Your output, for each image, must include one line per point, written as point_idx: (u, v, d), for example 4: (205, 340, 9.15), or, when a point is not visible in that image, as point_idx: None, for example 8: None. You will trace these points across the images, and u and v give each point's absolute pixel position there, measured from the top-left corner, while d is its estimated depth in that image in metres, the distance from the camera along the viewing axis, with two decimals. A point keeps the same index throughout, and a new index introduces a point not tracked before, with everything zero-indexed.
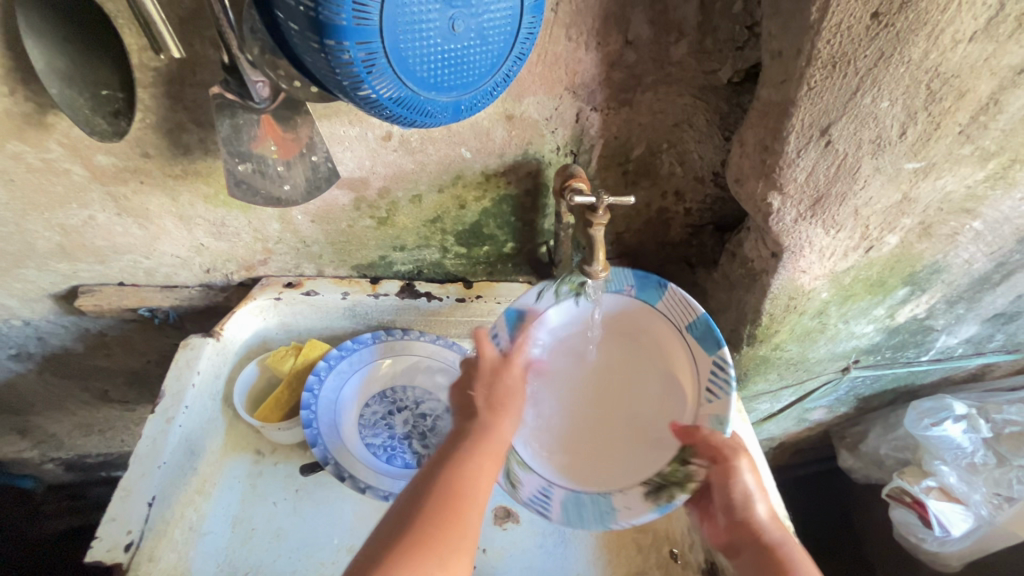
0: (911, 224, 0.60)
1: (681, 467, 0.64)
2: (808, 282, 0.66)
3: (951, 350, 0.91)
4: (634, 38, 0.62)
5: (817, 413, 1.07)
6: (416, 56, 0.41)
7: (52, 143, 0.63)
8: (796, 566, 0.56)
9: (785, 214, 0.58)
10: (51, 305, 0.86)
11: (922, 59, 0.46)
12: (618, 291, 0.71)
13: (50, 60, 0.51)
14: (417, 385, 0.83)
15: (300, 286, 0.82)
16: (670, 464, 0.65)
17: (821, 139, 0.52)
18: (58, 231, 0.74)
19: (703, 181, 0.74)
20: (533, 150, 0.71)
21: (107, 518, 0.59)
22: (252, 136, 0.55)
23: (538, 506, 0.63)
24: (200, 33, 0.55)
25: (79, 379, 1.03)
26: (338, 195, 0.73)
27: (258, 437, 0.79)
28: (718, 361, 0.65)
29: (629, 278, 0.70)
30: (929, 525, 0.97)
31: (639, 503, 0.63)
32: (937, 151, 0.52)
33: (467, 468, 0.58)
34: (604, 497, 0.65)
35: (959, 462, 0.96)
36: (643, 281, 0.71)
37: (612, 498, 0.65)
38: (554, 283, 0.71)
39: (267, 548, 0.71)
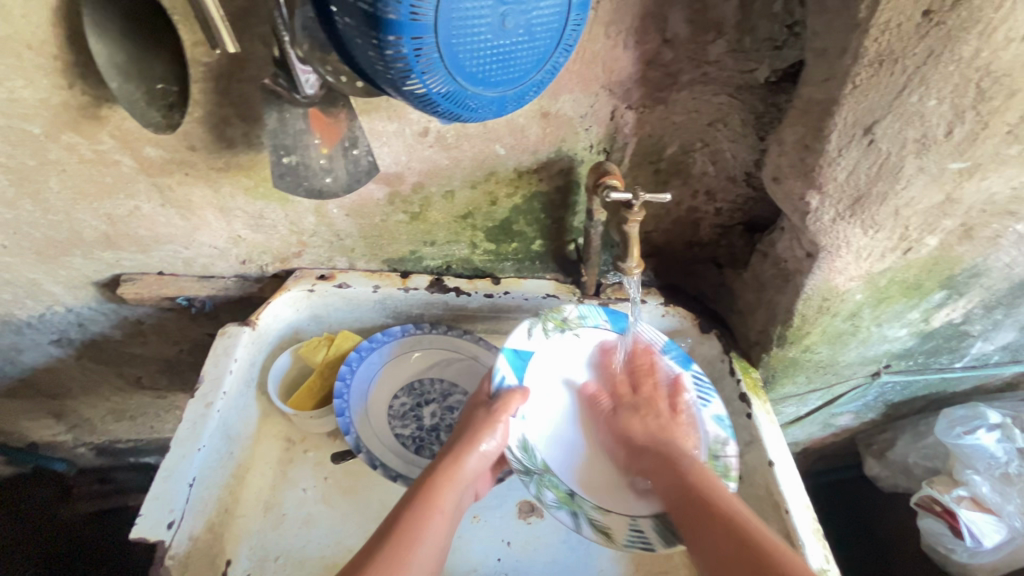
0: (952, 225, 0.60)
1: (717, 461, 0.68)
2: (843, 283, 0.65)
3: (986, 357, 0.89)
4: (672, 37, 0.62)
5: (843, 419, 1.06)
6: (466, 51, 0.42)
7: (104, 135, 0.66)
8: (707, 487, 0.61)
9: (823, 213, 0.58)
10: (94, 292, 0.89)
11: (973, 57, 0.46)
12: (595, 325, 0.77)
13: (110, 54, 0.54)
14: (444, 379, 0.84)
15: (332, 278, 0.83)
16: (708, 463, 0.69)
17: (863, 138, 0.52)
18: (105, 221, 0.77)
19: (735, 181, 0.74)
20: (566, 148, 0.72)
21: (151, 496, 0.61)
22: (298, 129, 0.57)
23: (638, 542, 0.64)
24: (251, 29, 0.57)
25: (115, 366, 1.06)
26: (373, 190, 0.75)
27: (289, 426, 0.81)
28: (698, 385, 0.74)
29: (602, 313, 0.77)
30: (960, 535, 0.96)
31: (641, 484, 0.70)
32: (984, 151, 0.52)
33: (443, 489, 0.62)
34: None
35: (993, 472, 0.93)
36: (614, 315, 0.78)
37: None
38: (540, 319, 0.75)
39: (297, 533, 0.73)
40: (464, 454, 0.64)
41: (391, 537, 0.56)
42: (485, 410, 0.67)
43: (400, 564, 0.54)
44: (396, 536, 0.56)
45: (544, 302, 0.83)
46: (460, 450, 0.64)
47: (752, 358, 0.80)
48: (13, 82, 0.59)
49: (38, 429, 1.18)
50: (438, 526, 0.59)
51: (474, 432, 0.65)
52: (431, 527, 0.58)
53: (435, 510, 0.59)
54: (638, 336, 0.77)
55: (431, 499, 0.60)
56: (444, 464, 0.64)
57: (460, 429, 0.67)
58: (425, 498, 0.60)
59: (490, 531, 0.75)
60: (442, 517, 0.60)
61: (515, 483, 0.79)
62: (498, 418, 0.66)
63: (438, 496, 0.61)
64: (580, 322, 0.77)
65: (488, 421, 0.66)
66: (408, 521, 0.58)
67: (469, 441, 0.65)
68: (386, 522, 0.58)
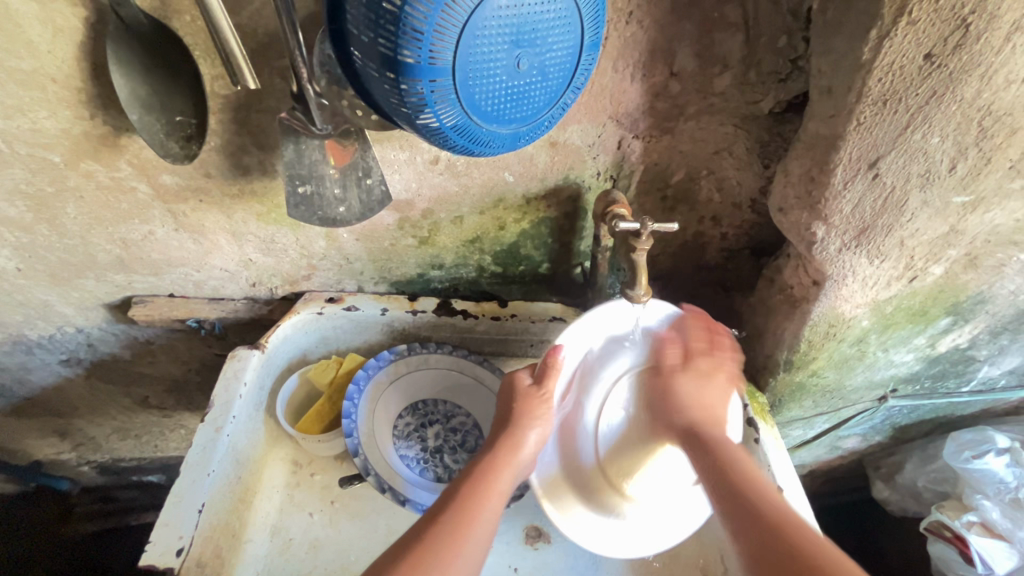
0: (957, 255, 0.60)
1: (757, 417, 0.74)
2: (849, 310, 0.66)
3: (993, 381, 0.89)
4: (679, 70, 0.64)
5: (850, 441, 1.06)
6: (480, 91, 0.43)
7: (122, 163, 0.67)
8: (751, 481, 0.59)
9: (830, 243, 0.59)
10: (104, 313, 0.90)
11: (974, 98, 0.47)
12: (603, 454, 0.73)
13: (132, 88, 0.55)
14: (448, 400, 0.85)
15: (341, 301, 0.83)
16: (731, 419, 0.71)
17: (868, 172, 0.53)
18: (119, 244, 0.78)
19: (740, 207, 0.75)
20: (575, 175, 0.73)
21: (160, 522, 0.61)
22: (314, 160, 0.58)
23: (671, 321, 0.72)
24: (269, 63, 0.58)
25: (122, 385, 1.07)
26: (383, 216, 0.76)
27: (296, 448, 0.81)
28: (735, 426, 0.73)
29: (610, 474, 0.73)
30: (971, 562, 0.94)
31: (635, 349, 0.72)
32: (987, 185, 0.53)
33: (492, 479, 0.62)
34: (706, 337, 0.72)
35: (1002, 496, 0.93)
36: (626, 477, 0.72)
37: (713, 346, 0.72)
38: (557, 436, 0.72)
39: (303, 559, 0.73)
40: (521, 439, 0.65)
41: (447, 516, 0.56)
42: (525, 393, 0.68)
43: (456, 546, 0.54)
44: (465, 502, 0.58)
45: (551, 325, 0.83)
46: (514, 432, 0.66)
47: (759, 383, 0.80)
48: (36, 113, 0.61)
49: (42, 447, 1.17)
50: (493, 506, 0.60)
51: (522, 420, 0.66)
52: (491, 504, 0.59)
53: (491, 492, 0.60)
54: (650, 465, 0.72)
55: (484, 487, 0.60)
56: (497, 447, 0.65)
57: (505, 418, 0.67)
58: (480, 478, 0.61)
59: (498, 557, 0.75)
60: (499, 498, 0.60)
61: (523, 508, 0.79)
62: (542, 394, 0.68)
63: (493, 478, 0.62)
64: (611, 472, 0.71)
65: (534, 404, 0.67)
66: (466, 500, 0.58)
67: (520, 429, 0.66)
68: (436, 505, 0.58)
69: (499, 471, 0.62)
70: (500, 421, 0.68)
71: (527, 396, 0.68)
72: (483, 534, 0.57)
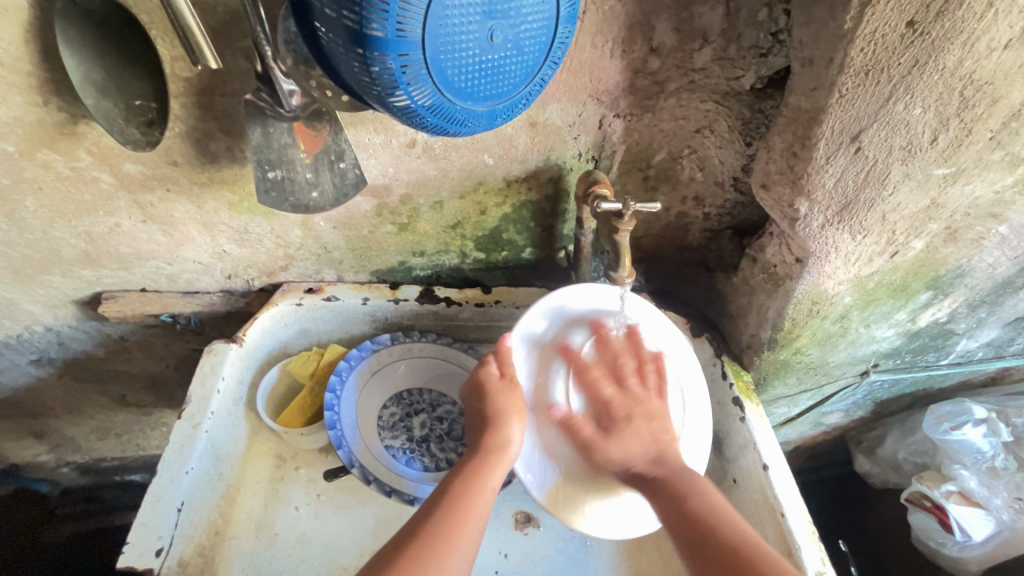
0: (938, 228, 0.60)
1: (744, 379, 0.77)
2: (832, 287, 0.66)
3: (971, 354, 0.90)
4: (659, 45, 0.62)
5: (834, 417, 1.07)
6: (453, 66, 0.41)
7: (82, 151, 0.64)
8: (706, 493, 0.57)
9: (812, 219, 0.59)
10: (74, 311, 0.87)
11: (956, 67, 0.46)
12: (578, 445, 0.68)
13: (85, 72, 0.52)
14: (433, 388, 0.83)
15: (320, 292, 0.81)
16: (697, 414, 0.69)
17: (851, 146, 0.53)
18: (84, 238, 0.75)
19: (723, 185, 0.74)
20: (555, 156, 0.71)
21: (137, 523, 0.59)
22: (283, 144, 0.56)
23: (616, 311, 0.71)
24: (232, 44, 0.56)
25: (98, 384, 1.04)
26: (361, 202, 0.74)
27: (280, 443, 0.80)
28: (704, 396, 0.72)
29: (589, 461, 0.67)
30: (951, 529, 0.97)
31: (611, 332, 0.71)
32: (968, 156, 0.52)
33: (480, 477, 0.61)
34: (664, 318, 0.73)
35: (979, 465, 0.95)
36: None
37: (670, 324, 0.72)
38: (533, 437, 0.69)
39: (291, 553, 0.72)
40: (506, 436, 0.64)
41: (438, 517, 0.57)
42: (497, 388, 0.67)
43: (447, 546, 0.54)
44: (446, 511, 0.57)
45: None
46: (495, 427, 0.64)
47: (743, 362, 0.80)
48: None
49: (18, 450, 1.14)
50: (485, 502, 0.60)
51: (501, 419, 0.65)
52: (483, 501, 0.59)
53: (483, 489, 0.60)
54: None
55: (467, 487, 0.60)
56: (479, 448, 0.64)
57: (482, 420, 0.65)
58: (468, 475, 0.61)
59: (487, 544, 0.75)
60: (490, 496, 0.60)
61: (511, 493, 0.79)
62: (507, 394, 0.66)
63: (484, 476, 0.61)
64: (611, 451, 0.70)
65: (511, 398, 0.66)
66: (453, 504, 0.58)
67: (499, 428, 0.64)
68: (417, 515, 0.58)
69: (491, 469, 0.62)
70: (477, 421, 0.66)
71: (501, 395, 0.66)
72: (476, 530, 0.57)
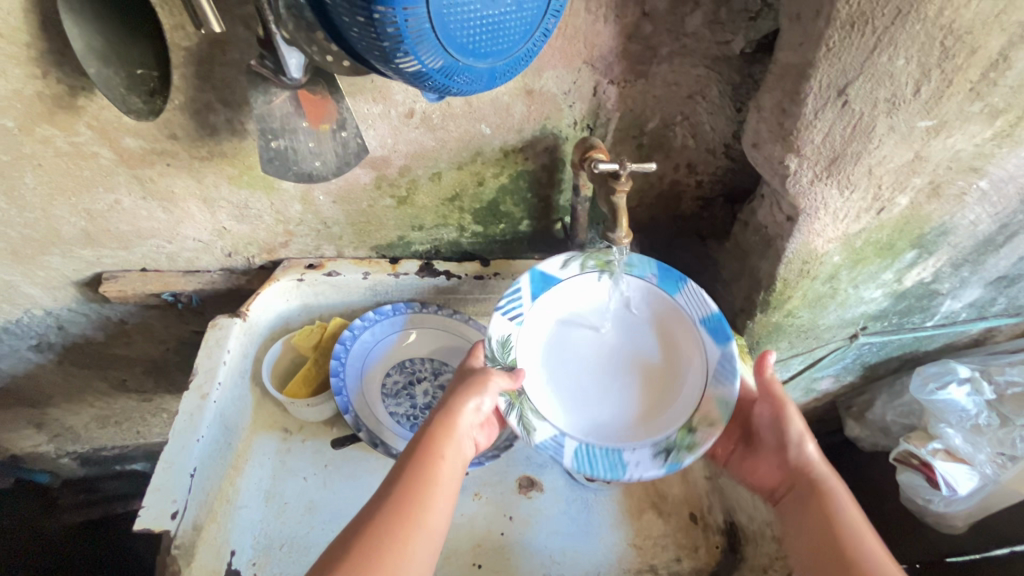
0: (921, 183, 0.62)
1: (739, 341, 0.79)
2: (821, 246, 0.68)
3: (955, 315, 0.93)
4: (651, 10, 0.64)
5: (824, 383, 1.11)
6: (456, 21, 0.42)
7: (81, 125, 0.64)
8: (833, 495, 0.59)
9: (802, 174, 0.61)
10: (73, 293, 0.87)
11: (937, 17, 0.48)
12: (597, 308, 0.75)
13: (86, 41, 0.53)
14: (435, 358, 0.84)
15: (321, 267, 0.82)
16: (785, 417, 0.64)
17: (838, 99, 0.55)
18: (84, 216, 0.75)
19: (714, 153, 0.76)
20: (551, 125, 0.73)
21: (152, 488, 0.61)
22: (285, 112, 0.57)
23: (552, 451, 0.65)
24: (231, 12, 0.56)
25: (98, 369, 1.04)
26: (359, 174, 0.75)
27: (284, 416, 0.81)
28: (725, 353, 0.68)
29: (651, 266, 0.74)
30: (937, 486, 1.01)
31: (647, 459, 0.65)
32: (949, 109, 0.55)
33: (441, 448, 0.60)
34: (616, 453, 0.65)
35: (964, 424, 0.99)
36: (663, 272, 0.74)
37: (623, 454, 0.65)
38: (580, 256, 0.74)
39: (300, 520, 0.73)
40: (461, 405, 0.62)
41: (399, 493, 0.55)
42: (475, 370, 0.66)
43: (409, 525, 0.53)
44: (404, 489, 0.55)
45: None
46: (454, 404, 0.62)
47: (737, 326, 0.82)
48: None
49: (19, 440, 1.14)
50: (447, 476, 0.59)
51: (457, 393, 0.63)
52: (445, 473, 0.58)
53: (441, 461, 0.59)
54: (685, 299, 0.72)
55: (428, 461, 0.58)
56: (438, 422, 0.62)
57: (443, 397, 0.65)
58: (425, 450, 0.59)
59: (492, 507, 0.77)
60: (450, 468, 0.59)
61: (515, 459, 0.81)
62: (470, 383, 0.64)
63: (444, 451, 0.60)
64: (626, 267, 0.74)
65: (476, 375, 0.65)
66: (414, 481, 0.56)
67: (455, 400, 0.63)
68: (379, 493, 0.56)
69: (448, 440, 0.60)
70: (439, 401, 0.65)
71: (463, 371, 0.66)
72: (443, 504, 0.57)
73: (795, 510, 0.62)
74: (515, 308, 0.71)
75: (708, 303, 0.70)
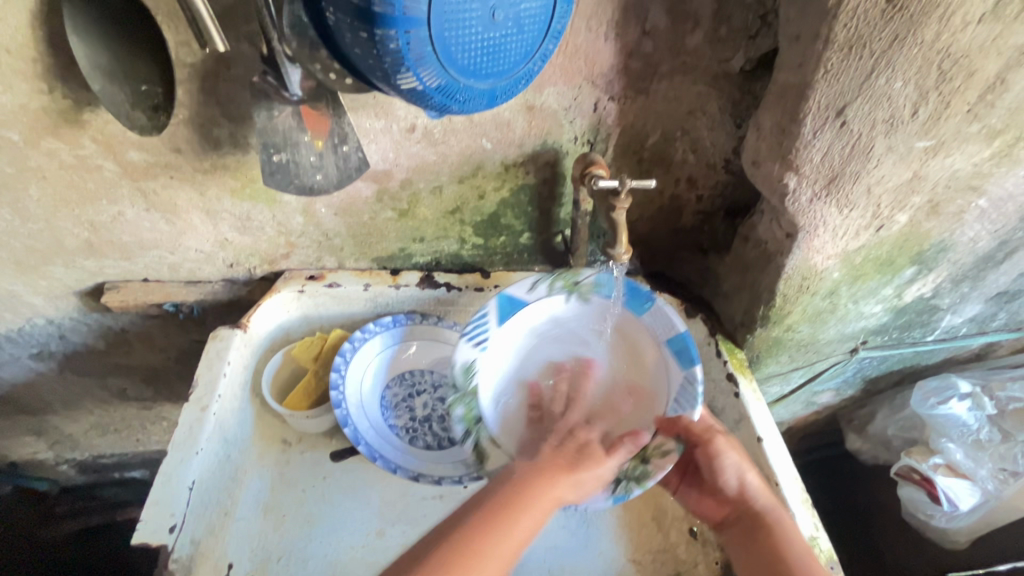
0: (920, 202, 0.63)
1: (737, 355, 0.79)
2: (821, 262, 0.68)
3: (956, 329, 0.93)
4: (651, 28, 0.64)
5: (825, 396, 1.10)
6: (457, 43, 0.43)
7: (86, 139, 0.65)
8: (779, 531, 0.61)
9: (801, 193, 0.61)
10: (75, 302, 0.87)
11: (934, 41, 0.49)
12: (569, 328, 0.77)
13: (93, 58, 0.54)
14: (434, 370, 0.84)
15: (322, 279, 0.83)
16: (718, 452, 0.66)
17: (836, 120, 0.55)
18: (87, 227, 0.75)
19: (715, 168, 0.77)
20: (552, 140, 0.73)
21: (150, 501, 0.61)
22: (287, 127, 0.57)
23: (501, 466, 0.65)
24: (236, 30, 0.57)
25: (99, 378, 1.04)
26: (361, 188, 0.75)
27: (283, 427, 0.80)
28: (688, 376, 0.70)
29: (620, 287, 0.75)
30: (938, 500, 1.00)
31: (598, 483, 0.65)
32: (947, 129, 0.55)
33: (515, 520, 0.57)
34: None
35: (965, 438, 0.98)
36: (633, 291, 0.76)
37: None
38: (548, 277, 0.75)
39: (298, 533, 0.73)
40: (558, 484, 0.61)
41: (457, 543, 0.54)
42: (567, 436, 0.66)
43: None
44: (462, 543, 0.54)
45: None
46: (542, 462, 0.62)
47: (737, 340, 0.82)
48: None
49: (19, 447, 1.14)
50: (505, 551, 0.55)
51: (553, 470, 0.62)
52: (502, 547, 0.55)
53: (508, 533, 0.56)
54: (651, 320, 0.75)
55: (500, 528, 0.56)
56: (521, 490, 0.60)
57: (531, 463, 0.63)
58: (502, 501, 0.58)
59: None
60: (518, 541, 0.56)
61: None
62: (582, 459, 0.63)
63: (514, 521, 0.57)
64: (592, 288, 0.76)
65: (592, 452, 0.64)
66: (474, 537, 0.55)
67: (548, 476, 0.61)
68: (440, 533, 0.57)
69: (523, 513, 0.58)
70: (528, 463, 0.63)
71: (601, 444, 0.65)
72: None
73: (740, 544, 0.63)
74: (481, 333, 0.73)
75: (675, 324, 0.73)
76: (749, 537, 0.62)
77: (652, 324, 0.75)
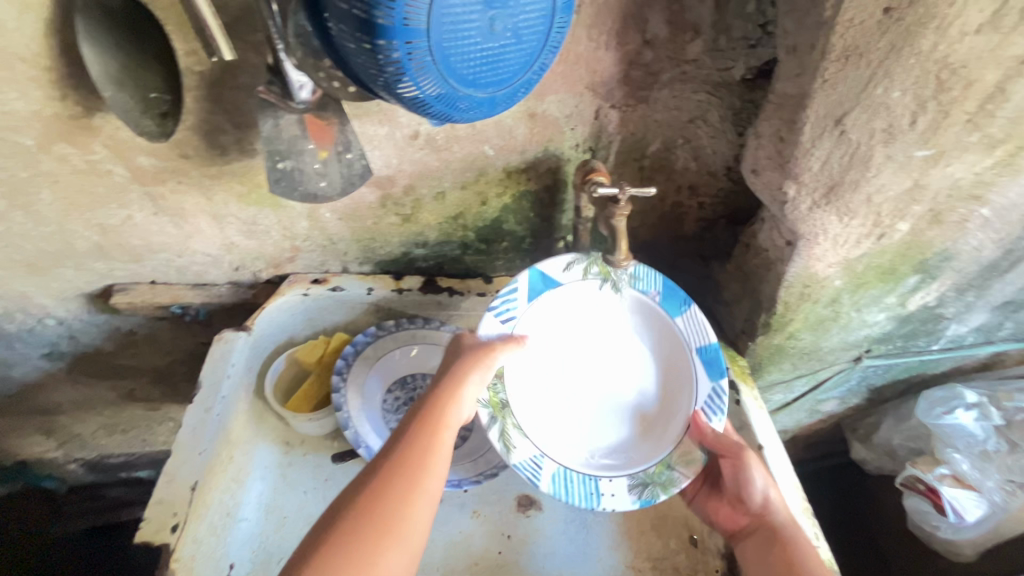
0: (922, 211, 0.63)
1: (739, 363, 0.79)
2: (822, 270, 0.68)
3: (962, 338, 0.92)
4: (652, 37, 0.65)
5: (829, 404, 1.10)
6: (456, 54, 0.44)
7: (97, 144, 0.66)
8: (798, 542, 0.60)
9: (800, 202, 0.61)
10: (85, 304, 0.89)
11: (931, 51, 0.49)
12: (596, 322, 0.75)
13: (103, 66, 0.55)
14: (436, 373, 0.85)
15: (326, 282, 0.84)
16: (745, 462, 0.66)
17: (835, 129, 0.55)
18: (97, 231, 0.77)
19: (716, 175, 0.77)
20: (554, 147, 0.74)
21: (154, 500, 0.62)
22: (292, 135, 0.58)
23: (529, 474, 0.66)
24: (243, 39, 0.58)
25: (107, 378, 1.06)
26: (365, 193, 0.76)
27: (287, 429, 0.81)
28: (717, 387, 0.70)
29: (658, 283, 0.73)
30: (943, 512, 0.99)
31: (623, 490, 0.66)
32: (947, 138, 0.55)
33: (426, 449, 0.55)
34: (591, 479, 0.67)
35: (972, 449, 0.97)
36: (668, 290, 0.73)
37: (599, 481, 0.67)
38: (585, 260, 0.72)
39: (299, 534, 0.73)
40: (453, 400, 0.59)
41: (377, 497, 0.51)
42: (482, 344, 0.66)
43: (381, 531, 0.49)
44: (381, 489, 0.51)
45: None
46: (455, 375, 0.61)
47: (739, 347, 0.82)
48: (5, 95, 0.60)
49: (28, 446, 1.16)
50: (429, 482, 0.54)
51: (449, 390, 0.60)
52: (427, 480, 0.53)
53: (426, 462, 0.54)
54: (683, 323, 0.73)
55: (415, 463, 0.54)
56: (425, 419, 0.58)
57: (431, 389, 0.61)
58: (426, 418, 0.57)
59: (490, 525, 0.77)
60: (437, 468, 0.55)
61: (514, 477, 0.81)
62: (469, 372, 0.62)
63: (431, 454, 0.55)
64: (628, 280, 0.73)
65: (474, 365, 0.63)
66: (392, 481, 0.52)
67: (447, 397, 0.59)
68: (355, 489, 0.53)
69: (433, 439, 0.56)
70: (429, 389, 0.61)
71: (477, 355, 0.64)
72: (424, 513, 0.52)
73: (757, 555, 0.62)
74: (509, 311, 0.70)
75: (708, 333, 0.72)
76: (766, 547, 0.61)
77: (684, 330, 0.72)
